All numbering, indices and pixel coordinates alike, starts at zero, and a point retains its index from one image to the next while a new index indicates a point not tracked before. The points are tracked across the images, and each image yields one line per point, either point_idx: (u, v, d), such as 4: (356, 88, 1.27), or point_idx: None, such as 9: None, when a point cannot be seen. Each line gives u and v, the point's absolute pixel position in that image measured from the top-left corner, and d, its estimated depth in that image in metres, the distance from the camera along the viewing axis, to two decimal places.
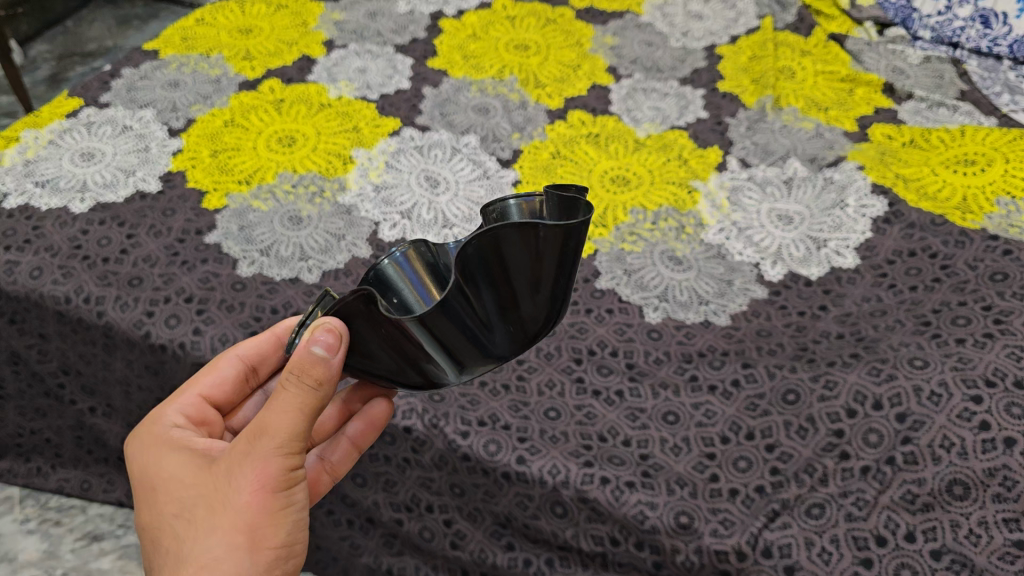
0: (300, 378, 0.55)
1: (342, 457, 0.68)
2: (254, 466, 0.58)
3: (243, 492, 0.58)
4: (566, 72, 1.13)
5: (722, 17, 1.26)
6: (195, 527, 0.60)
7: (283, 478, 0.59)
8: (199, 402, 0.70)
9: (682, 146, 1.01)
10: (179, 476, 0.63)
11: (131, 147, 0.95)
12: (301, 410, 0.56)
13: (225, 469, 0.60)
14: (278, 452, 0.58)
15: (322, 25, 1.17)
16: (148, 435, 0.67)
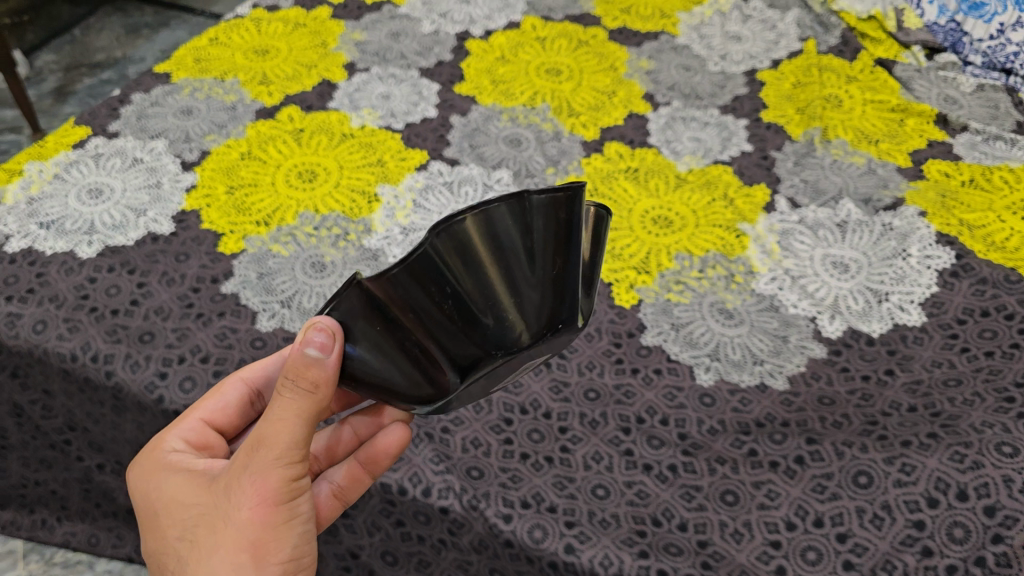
0: (297, 383, 0.54)
1: (351, 480, 0.66)
2: (255, 481, 0.58)
3: (245, 508, 0.58)
4: (600, 99, 1.07)
5: (762, 39, 1.19)
6: (198, 549, 0.60)
7: (286, 491, 0.59)
8: (202, 427, 0.67)
9: (727, 183, 0.95)
10: (180, 497, 0.62)
11: (142, 183, 0.89)
12: (301, 418, 0.56)
13: (226, 487, 0.60)
14: (277, 464, 0.57)
15: (343, 45, 1.11)
16: (148, 461, 0.65)
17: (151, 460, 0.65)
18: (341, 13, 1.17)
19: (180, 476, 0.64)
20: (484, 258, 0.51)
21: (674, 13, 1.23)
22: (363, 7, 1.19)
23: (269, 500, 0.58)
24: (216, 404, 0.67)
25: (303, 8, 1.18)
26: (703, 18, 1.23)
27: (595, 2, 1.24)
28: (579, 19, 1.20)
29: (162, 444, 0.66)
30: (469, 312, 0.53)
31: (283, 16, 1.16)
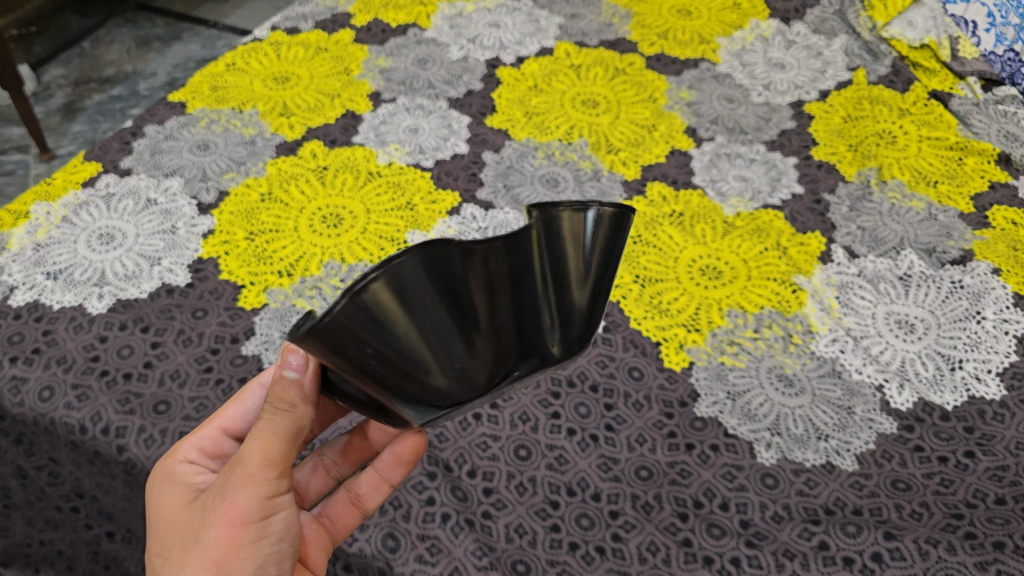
0: (273, 404, 0.55)
1: (369, 488, 0.62)
2: (226, 499, 0.55)
3: (214, 525, 0.55)
4: (640, 132, 1.01)
5: (807, 68, 1.13)
6: (171, 564, 0.56)
7: (258, 508, 0.55)
8: (219, 436, 0.64)
9: (779, 229, 0.89)
10: (168, 512, 0.59)
11: (155, 226, 0.83)
12: (278, 438, 0.55)
13: (205, 503, 0.57)
14: (250, 481, 0.54)
15: (367, 72, 1.06)
16: (158, 467, 0.63)
17: (161, 465, 0.63)
18: (364, 36, 1.12)
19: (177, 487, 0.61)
20: (425, 300, 0.46)
21: (713, 37, 1.17)
22: (387, 30, 1.13)
23: (238, 517, 0.54)
24: (233, 413, 0.65)
25: (324, 31, 1.13)
26: (744, 43, 1.16)
27: (630, 25, 1.18)
28: (614, 45, 1.14)
29: (174, 450, 0.63)
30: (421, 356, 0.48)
31: (302, 40, 1.11)
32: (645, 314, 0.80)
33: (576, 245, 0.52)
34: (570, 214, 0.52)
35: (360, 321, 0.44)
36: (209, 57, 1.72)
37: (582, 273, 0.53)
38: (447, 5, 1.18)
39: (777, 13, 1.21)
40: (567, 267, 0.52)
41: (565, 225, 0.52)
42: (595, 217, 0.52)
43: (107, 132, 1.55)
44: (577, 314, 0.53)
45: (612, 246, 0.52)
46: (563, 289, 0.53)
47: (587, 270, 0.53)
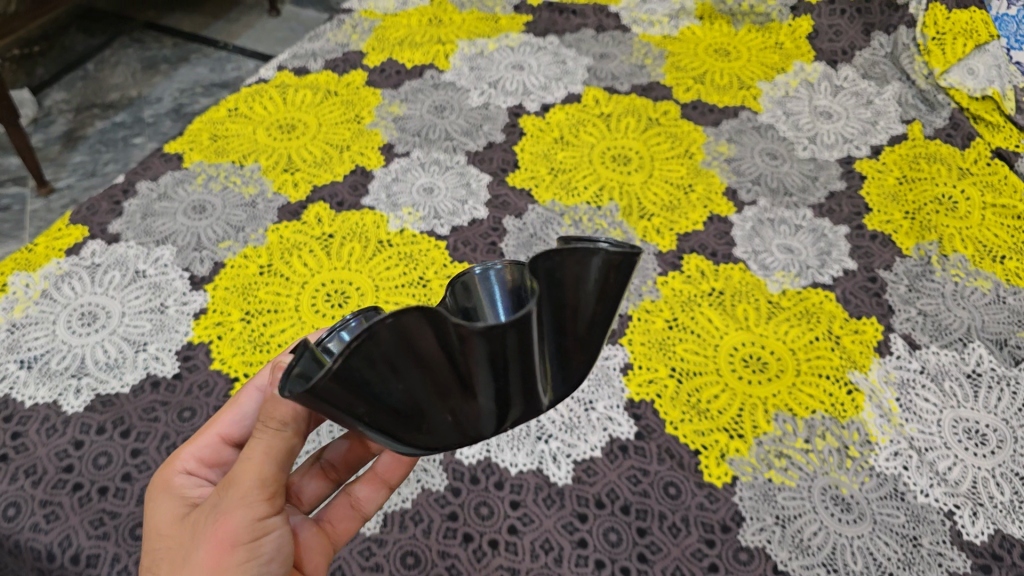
0: (264, 421, 0.50)
1: (367, 491, 0.60)
2: (216, 518, 0.49)
3: (201, 545, 0.48)
4: (674, 192, 0.93)
5: (856, 118, 1.03)
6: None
7: (248, 529, 0.48)
8: (218, 444, 0.60)
9: (830, 312, 0.80)
10: (160, 527, 0.53)
11: (143, 302, 0.78)
12: (269, 457, 0.50)
13: (196, 522, 0.51)
14: (240, 500, 0.48)
15: (379, 120, 1.00)
16: (155, 481, 0.58)
17: (158, 480, 0.58)
18: (377, 79, 1.06)
19: (169, 503, 0.55)
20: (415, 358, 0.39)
21: (754, 82, 1.08)
22: (402, 71, 1.07)
23: (226, 538, 0.48)
24: (230, 421, 0.61)
25: (333, 72, 1.07)
26: (787, 88, 1.07)
27: (664, 67, 1.09)
28: (647, 90, 1.06)
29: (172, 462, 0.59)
30: (415, 414, 0.41)
31: (311, 83, 1.05)
32: (681, 415, 0.72)
33: (577, 286, 0.43)
34: (577, 259, 0.41)
35: (342, 386, 0.37)
36: (217, 82, 1.68)
37: (581, 315, 0.44)
38: (467, 44, 1.11)
39: (823, 54, 1.11)
40: (564, 314, 0.43)
41: (571, 273, 0.42)
42: (596, 264, 0.42)
43: (108, 162, 1.51)
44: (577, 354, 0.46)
45: (608, 281, 0.43)
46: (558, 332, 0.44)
47: (588, 310, 0.44)
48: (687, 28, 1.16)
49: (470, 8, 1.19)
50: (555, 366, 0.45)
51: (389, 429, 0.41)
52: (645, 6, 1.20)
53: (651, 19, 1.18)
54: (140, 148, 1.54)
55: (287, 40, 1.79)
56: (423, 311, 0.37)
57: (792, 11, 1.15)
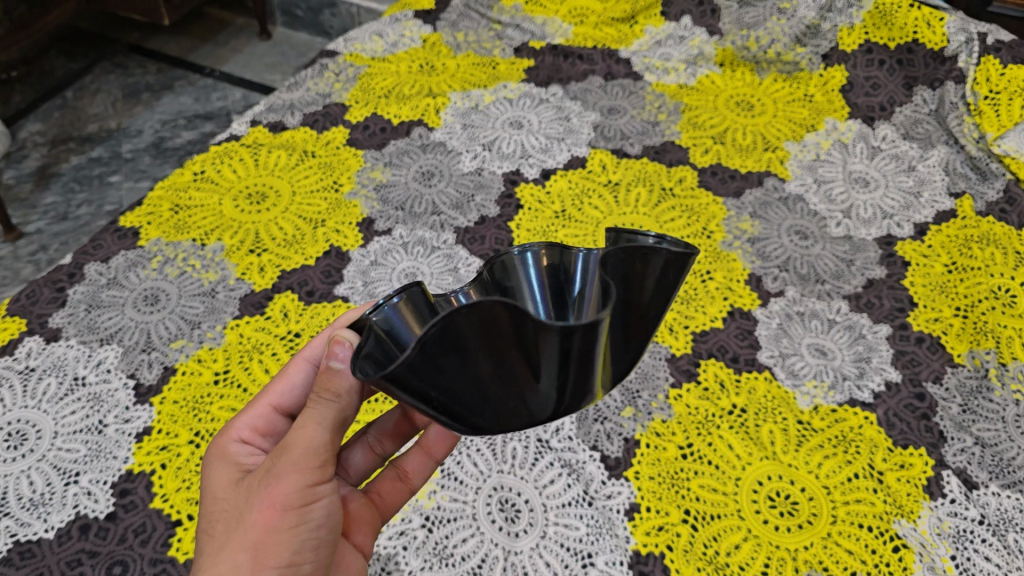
0: (316, 392, 0.49)
1: (415, 466, 0.60)
2: (267, 483, 0.47)
3: (254, 507, 0.47)
4: (689, 279, 0.81)
5: (896, 187, 0.91)
6: (207, 548, 0.48)
7: (298, 494, 0.47)
8: (270, 414, 0.58)
9: (870, 439, 0.69)
10: (213, 492, 0.51)
11: (78, 419, 0.69)
12: (322, 426, 0.48)
13: (247, 485, 0.49)
14: (292, 466, 0.47)
15: (360, 188, 0.90)
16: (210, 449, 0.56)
17: (212, 449, 0.56)
18: (360, 138, 0.96)
19: (221, 468, 0.53)
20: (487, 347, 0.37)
21: (781, 142, 0.96)
22: (387, 129, 0.96)
23: (277, 502, 0.47)
24: (284, 390, 0.58)
25: (311, 129, 0.97)
26: (818, 150, 0.95)
27: (680, 124, 0.98)
28: (660, 152, 0.94)
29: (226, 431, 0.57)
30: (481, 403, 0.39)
31: (286, 142, 0.95)
32: (696, 573, 0.61)
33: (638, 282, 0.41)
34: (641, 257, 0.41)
35: (415, 368, 0.36)
36: (202, 112, 1.58)
37: (640, 312, 0.42)
38: (460, 96, 1.01)
39: (857, 110, 0.99)
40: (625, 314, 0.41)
41: (635, 271, 0.41)
42: (657, 261, 0.41)
43: (81, 204, 1.40)
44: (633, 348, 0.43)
45: (664, 278, 0.42)
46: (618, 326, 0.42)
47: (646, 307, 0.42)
48: (705, 77, 1.05)
49: (465, 50, 1.09)
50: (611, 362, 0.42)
51: (450, 412, 0.39)
52: (658, 49, 1.08)
53: (665, 66, 1.06)
54: (117, 187, 1.43)
55: (277, 65, 1.70)
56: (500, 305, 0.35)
57: (824, 60, 1.02)
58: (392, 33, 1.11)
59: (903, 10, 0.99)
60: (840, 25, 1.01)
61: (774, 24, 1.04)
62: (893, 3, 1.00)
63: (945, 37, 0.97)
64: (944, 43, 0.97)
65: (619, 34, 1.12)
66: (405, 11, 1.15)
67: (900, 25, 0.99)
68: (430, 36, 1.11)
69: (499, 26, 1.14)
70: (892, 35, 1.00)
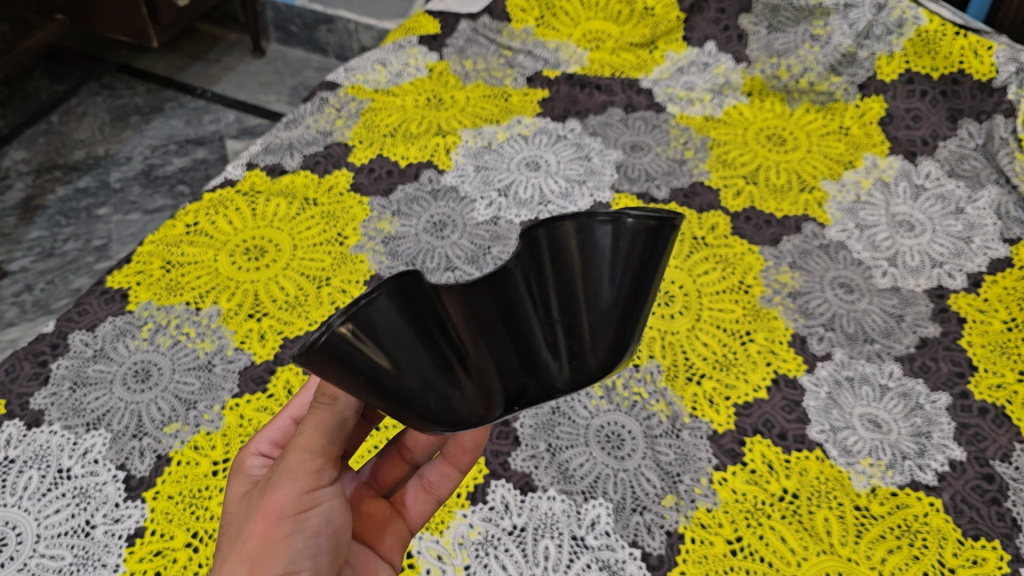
0: (317, 398, 0.51)
1: (438, 475, 0.58)
2: (265, 494, 0.48)
3: (252, 518, 0.47)
4: (728, 342, 0.75)
5: (944, 232, 0.85)
6: (214, 562, 0.48)
7: (295, 501, 0.47)
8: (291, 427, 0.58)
9: (938, 530, 0.63)
10: (225, 509, 0.52)
11: (62, 520, 0.62)
12: (319, 431, 0.49)
13: (250, 497, 0.50)
14: (290, 473, 0.48)
15: (366, 241, 0.83)
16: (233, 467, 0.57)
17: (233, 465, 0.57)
18: (364, 182, 0.89)
19: (235, 484, 0.54)
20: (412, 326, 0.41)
21: (818, 181, 0.90)
22: (394, 172, 0.90)
23: (273, 510, 0.47)
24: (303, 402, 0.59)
25: (312, 172, 0.89)
26: (858, 190, 0.89)
27: (709, 163, 0.91)
28: (690, 196, 0.88)
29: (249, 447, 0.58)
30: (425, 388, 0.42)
31: (286, 187, 0.88)
32: None
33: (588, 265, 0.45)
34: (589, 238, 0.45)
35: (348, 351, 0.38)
36: (194, 137, 1.51)
37: (589, 289, 0.46)
38: (472, 134, 0.94)
39: (898, 145, 0.93)
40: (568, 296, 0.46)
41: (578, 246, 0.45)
42: (604, 237, 0.44)
43: (68, 239, 1.32)
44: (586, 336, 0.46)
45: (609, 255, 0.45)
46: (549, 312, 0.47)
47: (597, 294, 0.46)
48: (733, 108, 0.98)
49: (475, 80, 1.02)
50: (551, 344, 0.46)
51: (396, 403, 0.41)
52: (681, 78, 1.02)
53: (690, 96, 0.99)
54: (106, 220, 1.35)
55: (271, 85, 1.63)
56: (414, 275, 0.41)
57: (860, 90, 0.97)
58: (396, 61, 1.04)
59: (948, 39, 0.94)
60: (878, 52, 0.97)
61: (807, 52, 0.98)
62: (936, 30, 0.95)
63: (995, 67, 0.92)
64: (993, 74, 0.92)
65: (638, 61, 1.05)
66: (408, 36, 1.07)
67: (944, 54, 0.95)
68: (436, 64, 1.04)
69: (510, 53, 1.07)
70: (935, 64, 0.95)
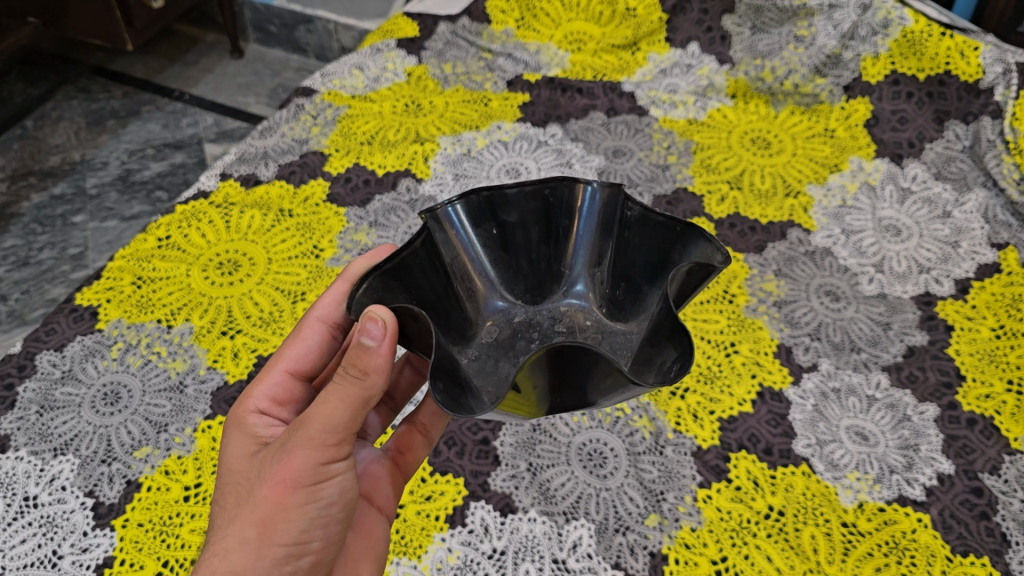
0: (344, 366, 0.45)
1: (430, 416, 0.60)
2: (280, 458, 0.46)
3: (265, 482, 0.46)
4: (712, 354, 0.74)
5: (931, 237, 0.84)
6: (221, 515, 0.48)
7: (310, 472, 0.46)
8: (287, 380, 0.55)
9: (927, 547, 0.61)
10: (230, 460, 0.50)
11: (29, 551, 0.60)
12: (343, 406, 0.45)
13: (263, 455, 0.48)
14: (308, 443, 0.45)
15: (343, 254, 0.81)
16: (230, 418, 0.54)
17: (231, 414, 0.54)
18: (341, 192, 0.87)
19: (239, 434, 0.52)
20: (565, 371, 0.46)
21: (803, 186, 0.88)
22: (372, 181, 0.88)
23: (288, 479, 0.45)
24: (300, 354, 0.56)
25: (287, 182, 0.87)
26: (843, 195, 0.88)
27: (692, 168, 0.90)
28: (673, 203, 0.86)
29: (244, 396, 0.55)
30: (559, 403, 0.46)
31: (260, 198, 0.85)
32: None
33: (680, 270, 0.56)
34: (625, 228, 0.61)
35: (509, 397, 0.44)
36: (172, 141, 1.48)
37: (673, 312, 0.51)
38: (450, 141, 0.92)
39: (884, 147, 0.92)
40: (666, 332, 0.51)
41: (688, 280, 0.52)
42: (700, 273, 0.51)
43: (43, 247, 1.30)
44: (631, 311, 0.60)
45: (610, 216, 0.61)
46: (486, 237, 0.61)
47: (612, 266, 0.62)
48: (716, 110, 0.97)
49: (454, 85, 1.00)
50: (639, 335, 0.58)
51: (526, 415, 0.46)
52: (664, 80, 1.00)
53: (673, 99, 0.98)
54: (82, 228, 1.33)
55: (250, 87, 1.60)
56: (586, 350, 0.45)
57: (846, 91, 0.96)
58: (374, 66, 1.01)
59: (934, 39, 0.93)
60: (863, 54, 0.95)
61: (791, 53, 0.96)
62: (922, 31, 0.93)
63: (981, 68, 0.91)
64: (980, 75, 0.91)
65: (620, 63, 1.03)
66: (386, 40, 1.05)
67: (931, 55, 0.93)
68: (414, 68, 1.01)
69: (490, 55, 1.05)
70: (921, 65, 0.94)
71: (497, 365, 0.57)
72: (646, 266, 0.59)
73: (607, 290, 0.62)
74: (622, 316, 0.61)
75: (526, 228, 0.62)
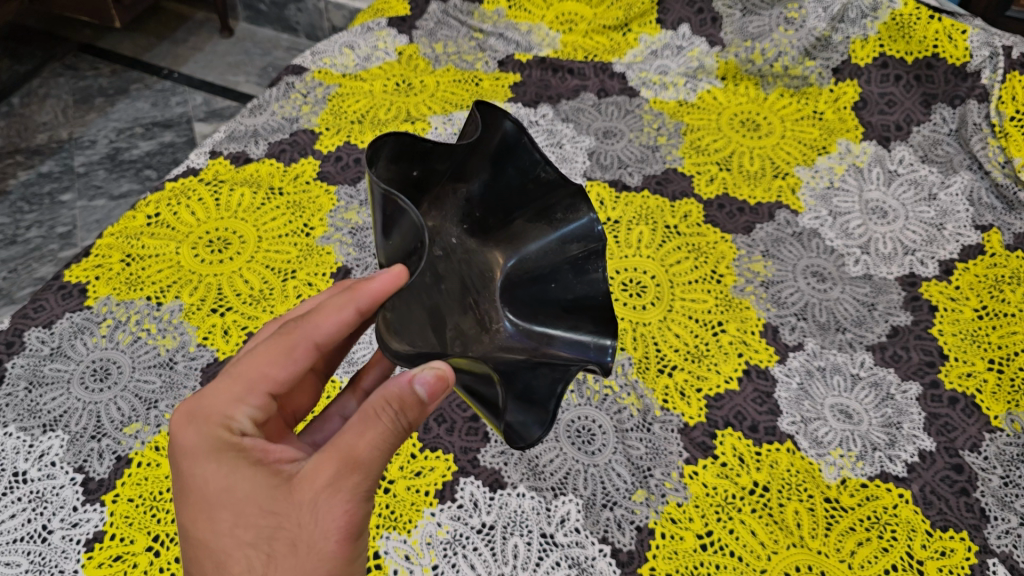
0: (398, 412, 0.42)
1: None
2: (339, 510, 0.43)
3: (328, 536, 0.43)
4: (699, 333, 0.74)
5: (917, 218, 0.85)
6: (266, 566, 0.43)
7: (365, 518, 0.44)
8: (268, 400, 0.46)
9: (907, 522, 0.62)
10: (248, 497, 0.44)
11: (18, 525, 0.60)
12: (392, 448, 0.43)
13: (299, 495, 0.43)
14: (367, 490, 0.43)
15: (334, 232, 0.82)
16: (204, 443, 0.45)
17: (207, 436, 0.45)
18: (331, 171, 0.87)
19: (242, 466, 0.44)
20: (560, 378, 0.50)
21: (791, 167, 0.89)
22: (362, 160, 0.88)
23: (353, 531, 0.43)
24: (285, 375, 0.46)
25: (277, 160, 0.87)
26: (832, 176, 0.88)
27: (682, 150, 0.91)
28: (663, 183, 0.87)
29: (217, 411, 0.45)
30: (551, 398, 0.49)
31: (250, 176, 0.85)
32: None
33: (552, 212, 0.59)
34: (512, 163, 0.57)
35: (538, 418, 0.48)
36: (161, 120, 1.47)
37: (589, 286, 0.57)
38: (442, 120, 0.92)
39: (872, 130, 0.93)
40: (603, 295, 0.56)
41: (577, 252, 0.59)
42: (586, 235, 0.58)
43: (31, 225, 1.29)
44: (494, 234, 0.58)
45: (507, 151, 0.56)
46: (401, 174, 0.50)
47: (482, 191, 0.57)
48: (706, 92, 0.97)
49: (445, 64, 1.00)
50: (507, 267, 0.58)
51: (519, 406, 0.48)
52: (655, 61, 1.01)
53: (663, 81, 0.99)
54: (70, 206, 1.32)
55: (240, 66, 1.59)
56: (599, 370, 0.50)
57: (835, 74, 0.96)
58: (364, 44, 1.01)
59: (922, 23, 0.94)
60: (853, 36, 0.96)
61: (781, 35, 0.97)
62: (910, 14, 0.94)
63: (969, 52, 0.92)
64: (967, 58, 0.92)
65: (611, 44, 1.03)
66: (377, 19, 1.04)
67: (919, 38, 0.94)
68: (406, 47, 1.01)
69: (481, 35, 1.04)
70: (909, 48, 0.94)
71: (410, 310, 0.47)
72: (525, 198, 0.58)
73: (470, 212, 0.57)
74: (483, 236, 0.58)
75: (439, 164, 0.53)
